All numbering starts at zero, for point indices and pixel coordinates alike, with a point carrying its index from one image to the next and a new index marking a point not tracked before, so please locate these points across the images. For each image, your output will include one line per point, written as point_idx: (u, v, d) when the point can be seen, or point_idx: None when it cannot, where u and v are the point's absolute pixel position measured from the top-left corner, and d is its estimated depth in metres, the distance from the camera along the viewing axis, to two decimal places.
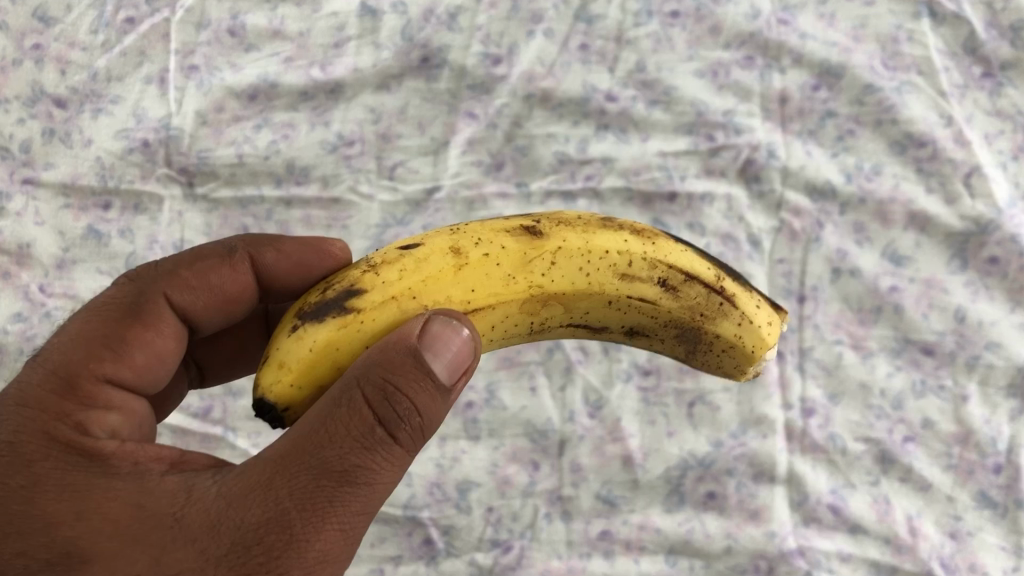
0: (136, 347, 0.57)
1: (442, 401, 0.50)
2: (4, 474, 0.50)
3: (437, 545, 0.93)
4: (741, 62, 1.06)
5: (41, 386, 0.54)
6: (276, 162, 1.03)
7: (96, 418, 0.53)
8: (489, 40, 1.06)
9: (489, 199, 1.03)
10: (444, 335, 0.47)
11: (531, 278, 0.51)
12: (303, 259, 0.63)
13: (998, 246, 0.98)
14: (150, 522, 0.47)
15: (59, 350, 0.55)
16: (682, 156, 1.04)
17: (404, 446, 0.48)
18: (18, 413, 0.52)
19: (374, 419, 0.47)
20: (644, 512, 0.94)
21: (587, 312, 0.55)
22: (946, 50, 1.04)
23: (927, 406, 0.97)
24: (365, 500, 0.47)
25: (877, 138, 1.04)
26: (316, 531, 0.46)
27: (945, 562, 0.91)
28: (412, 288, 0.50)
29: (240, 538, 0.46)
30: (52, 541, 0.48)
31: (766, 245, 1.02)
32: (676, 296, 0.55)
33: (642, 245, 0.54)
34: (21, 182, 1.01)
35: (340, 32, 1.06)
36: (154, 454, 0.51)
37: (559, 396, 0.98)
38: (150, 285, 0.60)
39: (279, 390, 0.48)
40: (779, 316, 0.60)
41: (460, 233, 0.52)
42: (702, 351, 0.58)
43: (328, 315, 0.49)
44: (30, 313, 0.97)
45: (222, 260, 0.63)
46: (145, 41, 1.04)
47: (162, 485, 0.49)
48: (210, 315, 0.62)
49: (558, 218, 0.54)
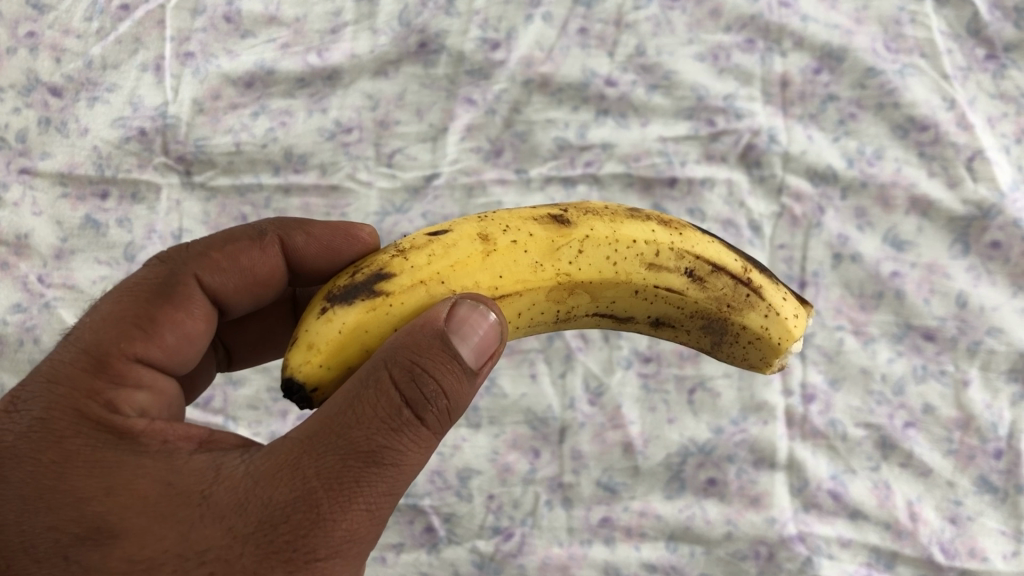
0: (166, 327, 0.57)
1: (468, 384, 0.49)
2: (36, 451, 0.50)
3: (439, 532, 0.93)
4: (742, 45, 1.05)
5: (73, 364, 0.53)
6: (274, 150, 1.02)
7: (124, 397, 0.53)
8: (487, 24, 1.05)
9: (488, 185, 1.03)
10: (471, 319, 0.47)
11: (559, 266, 0.51)
12: (331, 241, 0.63)
13: (1000, 231, 0.98)
14: (178, 500, 0.47)
15: (90, 330, 0.55)
16: (682, 141, 1.04)
17: (431, 428, 0.48)
18: (50, 390, 0.52)
19: (401, 401, 0.46)
20: (644, 499, 0.94)
21: (614, 301, 0.55)
22: (949, 32, 1.03)
23: (928, 391, 0.97)
24: (392, 480, 0.47)
25: (879, 122, 1.03)
26: (343, 511, 0.46)
27: (945, 547, 0.92)
28: (441, 272, 0.50)
29: (267, 516, 0.46)
30: (83, 515, 0.47)
31: (767, 231, 1.02)
32: (703, 286, 0.54)
33: (670, 235, 0.54)
34: (17, 172, 1.00)
35: (337, 17, 1.05)
36: (184, 433, 0.51)
37: (559, 383, 0.98)
38: (181, 266, 0.60)
39: (308, 370, 0.48)
40: (807, 310, 0.60)
41: (488, 220, 0.52)
42: (727, 343, 0.58)
43: (357, 297, 0.49)
44: (29, 303, 0.97)
45: (252, 242, 0.63)
46: (140, 27, 1.03)
47: (190, 463, 0.49)
48: (240, 298, 0.63)
49: (586, 208, 0.54)
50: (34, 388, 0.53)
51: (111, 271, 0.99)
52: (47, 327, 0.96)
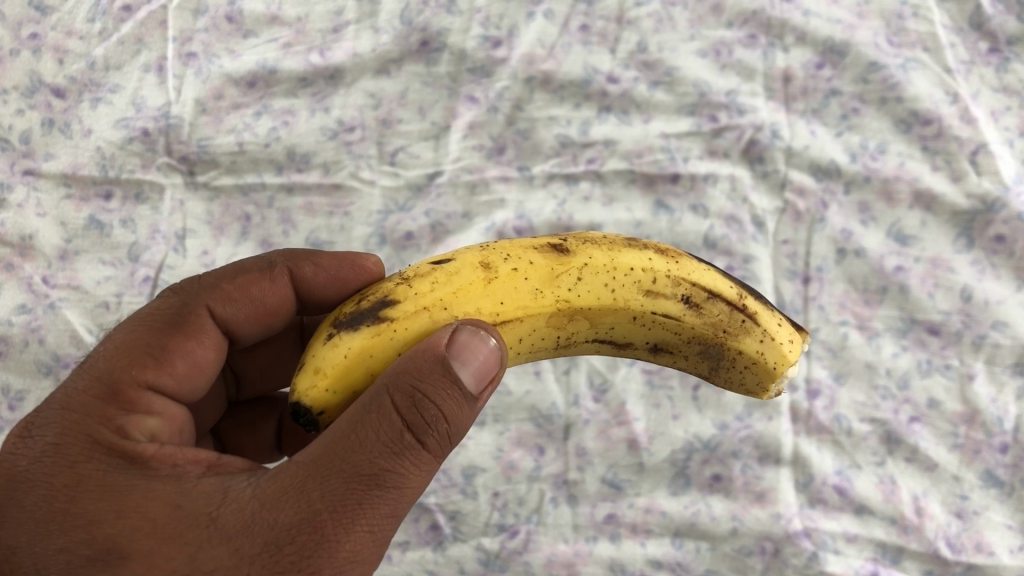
0: (177, 355, 0.57)
1: (468, 409, 0.50)
2: (49, 475, 0.51)
3: (444, 530, 0.93)
4: (744, 41, 1.05)
5: (86, 391, 0.54)
6: (277, 149, 1.03)
7: (134, 422, 0.53)
8: (488, 22, 1.05)
9: (491, 183, 1.03)
10: (472, 345, 0.48)
11: (558, 292, 0.52)
12: (339, 271, 0.64)
13: (1005, 225, 0.97)
14: (187, 522, 0.48)
15: (103, 359, 0.56)
16: (684, 138, 1.04)
17: (432, 451, 0.49)
18: (63, 417, 0.53)
19: (402, 425, 0.47)
20: (649, 496, 0.94)
21: (613, 327, 0.55)
22: (951, 25, 1.03)
23: (933, 385, 0.96)
24: (394, 502, 0.48)
25: (882, 116, 1.03)
26: (347, 532, 0.47)
27: (952, 541, 0.91)
28: (444, 298, 0.51)
29: (273, 538, 0.47)
30: (93, 538, 0.48)
31: (770, 226, 1.02)
32: (699, 312, 0.55)
33: (666, 263, 0.55)
34: (21, 173, 1.00)
35: (338, 16, 1.05)
36: (193, 457, 0.52)
37: (563, 380, 0.98)
38: (193, 297, 0.61)
39: (315, 395, 0.49)
40: (802, 335, 0.60)
41: (490, 249, 0.53)
42: (724, 368, 0.58)
43: (362, 324, 0.50)
44: (34, 304, 0.97)
45: (262, 273, 0.64)
46: (143, 28, 1.03)
47: (199, 487, 0.50)
48: (251, 328, 0.63)
49: (585, 237, 0.55)
50: (49, 415, 0.54)
51: (115, 271, 0.99)
52: (52, 327, 0.96)
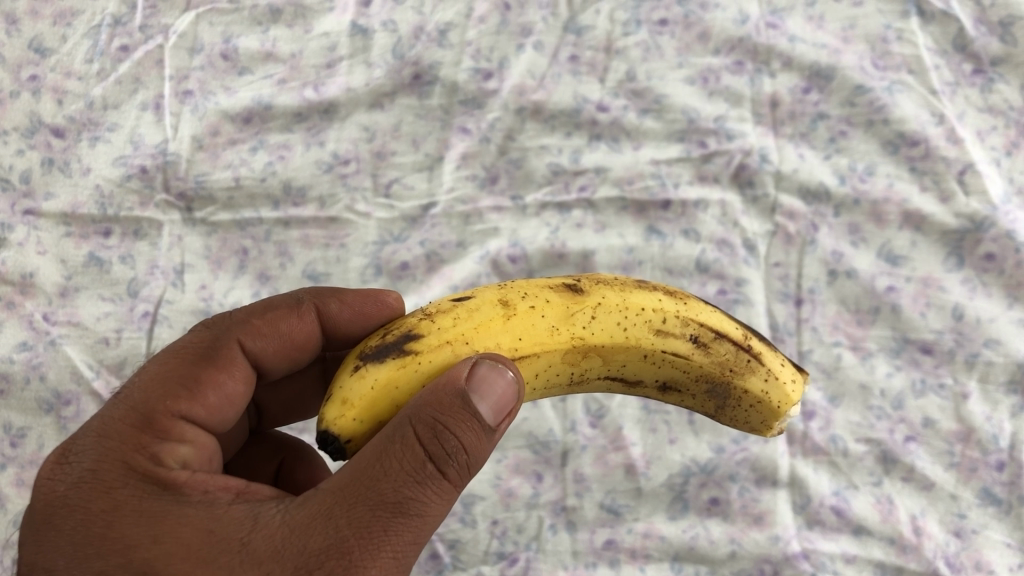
0: (209, 387, 0.58)
1: (486, 441, 0.52)
2: (87, 500, 0.52)
3: (444, 559, 0.93)
4: (731, 68, 1.07)
5: (121, 420, 0.56)
6: (273, 184, 1.04)
7: (168, 450, 0.54)
8: (479, 55, 1.07)
9: (485, 213, 1.04)
10: (490, 378, 0.49)
11: (573, 330, 0.54)
12: (365, 307, 0.66)
13: (994, 242, 0.98)
14: (219, 547, 0.49)
15: (137, 389, 0.57)
16: (674, 164, 1.05)
17: (452, 481, 0.50)
18: (100, 443, 0.55)
19: (425, 455, 0.49)
20: (647, 521, 0.94)
21: (625, 365, 0.56)
22: (935, 48, 1.04)
23: (928, 405, 0.97)
24: (417, 530, 0.49)
25: (869, 139, 1.04)
26: (373, 557, 0.48)
27: (951, 560, 0.91)
28: (466, 334, 0.52)
29: (302, 563, 0.48)
30: (130, 561, 0.49)
31: (762, 249, 1.03)
32: (707, 352, 0.56)
33: (675, 304, 0.56)
34: (22, 213, 1.01)
35: (331, 52, 1.07)
36: (223, 484, 0.53)
37: (560, 407, 0.99)
38: (225, 331, 0.62)
39: (343, 424, 0.50)
40: (804, 376, 0.61)
41: (508, 288, 0.55)
42: (730, 407, 0.59)
43: (387, 356, 0.51)
44: (35, 341, 0.98)
45: (290, 309, 0.65)
46: (140, 68, 1.05)
47: (230, 512, 0.51)
48: (279, 361, 0.64)
49: (597, 279, 0.57)
50: (85, 442, 0.55)
51: (115, 307, 1.00)
52: (53, 364, 0.97)
